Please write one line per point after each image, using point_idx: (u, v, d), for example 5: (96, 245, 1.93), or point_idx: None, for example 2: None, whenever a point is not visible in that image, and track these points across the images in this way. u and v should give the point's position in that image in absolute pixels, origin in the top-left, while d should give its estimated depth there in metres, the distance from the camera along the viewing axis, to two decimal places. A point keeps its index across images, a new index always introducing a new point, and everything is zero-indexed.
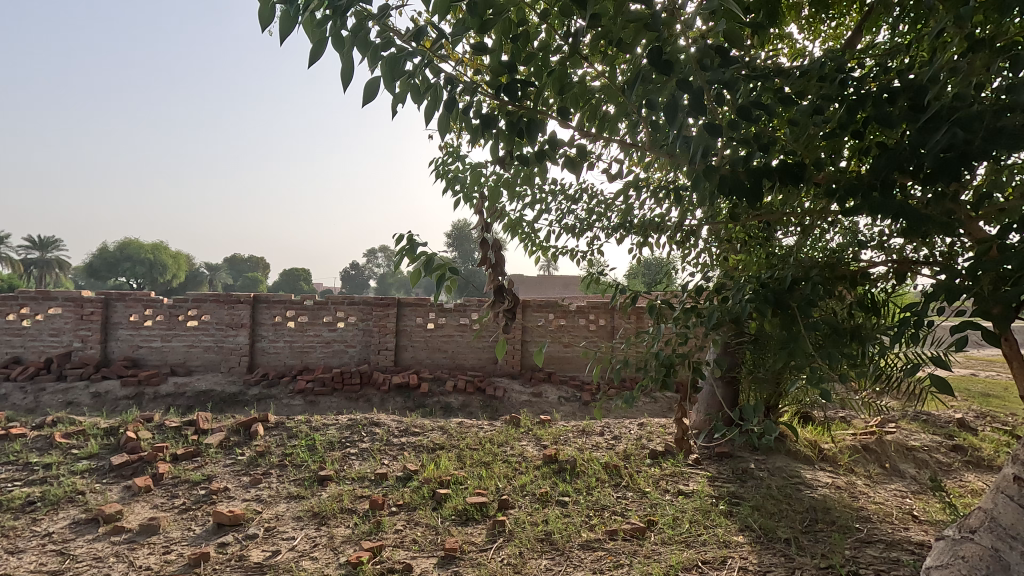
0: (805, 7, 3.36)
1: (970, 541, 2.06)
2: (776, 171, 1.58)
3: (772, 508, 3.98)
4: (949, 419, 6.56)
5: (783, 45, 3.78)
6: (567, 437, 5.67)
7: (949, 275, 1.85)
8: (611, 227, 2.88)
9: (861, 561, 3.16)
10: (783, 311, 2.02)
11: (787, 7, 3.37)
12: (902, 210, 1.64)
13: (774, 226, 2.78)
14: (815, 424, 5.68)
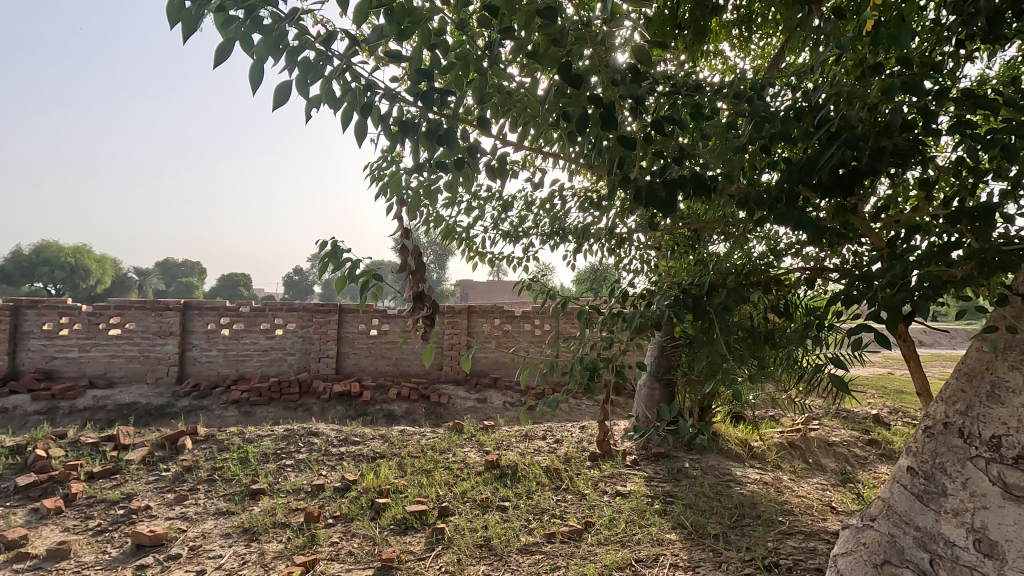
0: (734, 27, 3.55)
1: (871, 528, 2.24)
2: (687, 182, 1.65)
3: (703, 505, 4.14)
4: (865, 415, 7.05)
5: (717, 62, 3.98)
6: (509, 443, 5.71)
7: (847, 282, 2.00)
8: (545, 233, 2.91)
9: (782, 552, 3.33)
10: (701, 316, 2.11)
11: (718, 27, 3.55)
12: (802, 222, 1.75)
13: (702, 234, 2.88)
14: (745, 423, 5.96)
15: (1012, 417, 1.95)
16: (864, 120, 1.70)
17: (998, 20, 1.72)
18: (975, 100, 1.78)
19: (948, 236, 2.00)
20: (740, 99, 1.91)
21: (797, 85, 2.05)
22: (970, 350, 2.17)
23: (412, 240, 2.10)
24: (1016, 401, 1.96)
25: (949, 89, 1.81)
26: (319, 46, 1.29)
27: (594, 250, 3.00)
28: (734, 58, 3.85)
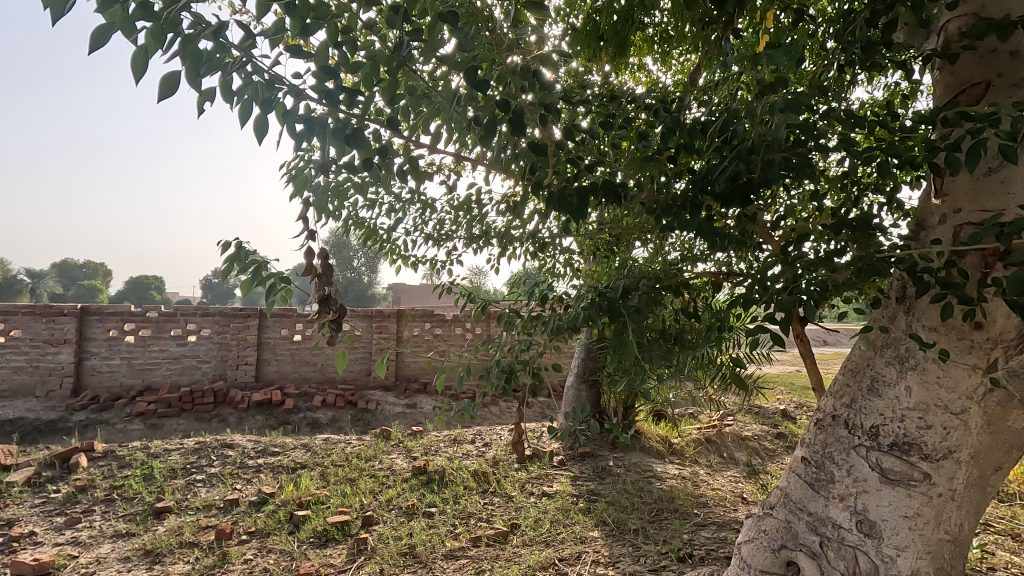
0: (656, 43, 3.71)
1: (769, 516, 2.41)
2: (599, 190, 1.72)
3: (625, 502, 4.28)
4: (775, 410, 7.55)
5: (640, 75, 4.15)
6: (437, 448, 5.66)
7: (746, 286, 2.15)
8: (468, 236, 2.90)
9: (695, 543, 3.50)
10: (615, 319, 2.19)
11: (641, 42, 3.70)
12: (703, 228, 1.85)
13: (622, 240, 2.98)
14: (666, 420, 6.23)
15: (887, 409, 2.15)
16: (758, 135, 1.84)
17: (870, 50, 1.91)
18: (853, 121, 1.96)
19: (832, 243, 2.19)
20: (650, 111, 2.01)
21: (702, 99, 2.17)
22: (853, 349, 2.36)
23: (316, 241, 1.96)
24: (891, 394, 2.15)
25: (832, 109, 1.99)
26: (214, 37, 1.20)
27: (518, 257, 3.01)
28: (656, 73, 4.03)
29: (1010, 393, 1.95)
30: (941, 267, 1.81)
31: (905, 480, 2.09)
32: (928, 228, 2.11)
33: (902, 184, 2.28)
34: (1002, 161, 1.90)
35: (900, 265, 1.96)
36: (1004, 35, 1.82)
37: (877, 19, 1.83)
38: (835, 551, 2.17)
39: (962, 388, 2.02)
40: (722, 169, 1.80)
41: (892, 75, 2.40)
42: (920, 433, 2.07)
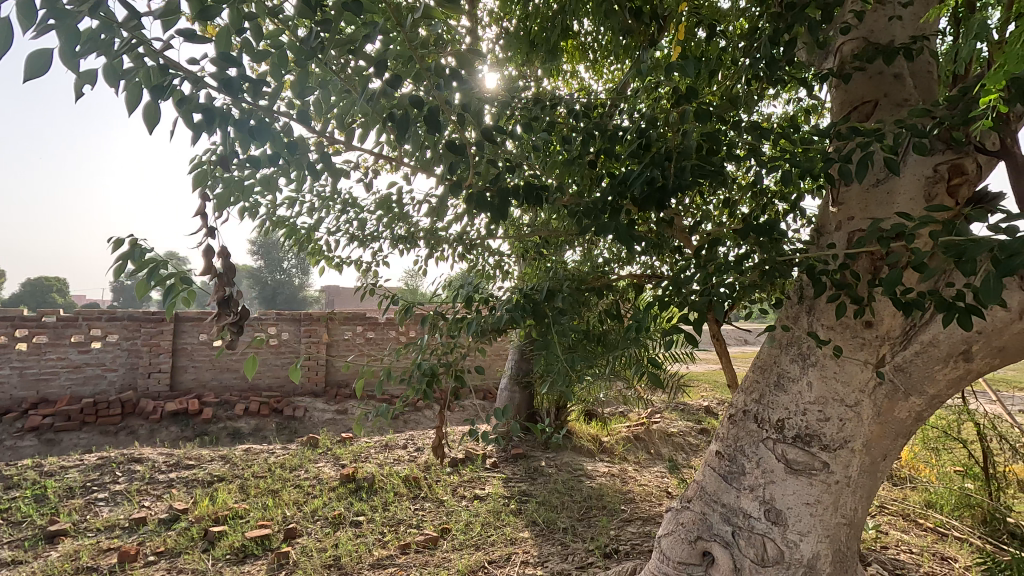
0: (587, 51, 3.80)
1: (687, 509, 2.51)
2: (520, 192, 1.75)
3: (555, 501, 4.34)
4: (699, 406, 7.90)
5: (573, 81, 4.23)
6: (367, 454, 5.51)
7: (663, 288, 2.25)
8: (395, 237, 2.84)
9: (621, 538, 3.60)
10: (539, 320, 2.21)
11: (573, 49, 3.78)
12: (620, 231, 1.90)
13: (551, 244, 3.02)
14: (597, 419, 6.39)
15: (791, 403, 2.29)
16: (672, 143, 1.92)
17: (773, 66, 2.04)
18: (759, 132, 2.08)
19: (742, 247, 2.32)
20: (571, 116, 2.04)
21: (623, 105, 2.23)
22: (762, 347, 2.50)
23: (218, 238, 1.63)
24: (794, 389, 2.29)
25: (740, 121, 2.10)
26: (95, 14, 1.09)
27: (446, 260, 2.97)
28: (587, 80, 4.12)
29: (895, 385, 2.12)
30: (836, 269, 1.95)
31: (807, 469, 2.23)
32: (826, 234, 2.28)
33: (804, 192, 2.44)
34: (887, 173, 2.08)
35: (799, 268, 2.11)
36: (889, 58, 1.99)
37: (780, 38, 1.96)
38: (745, 540, 2.29)
39: (855, 382, 2.18)
40: (638, 175, 1.88)
41: (796, 91, 2.57)
42: (820, 425, 2.22)
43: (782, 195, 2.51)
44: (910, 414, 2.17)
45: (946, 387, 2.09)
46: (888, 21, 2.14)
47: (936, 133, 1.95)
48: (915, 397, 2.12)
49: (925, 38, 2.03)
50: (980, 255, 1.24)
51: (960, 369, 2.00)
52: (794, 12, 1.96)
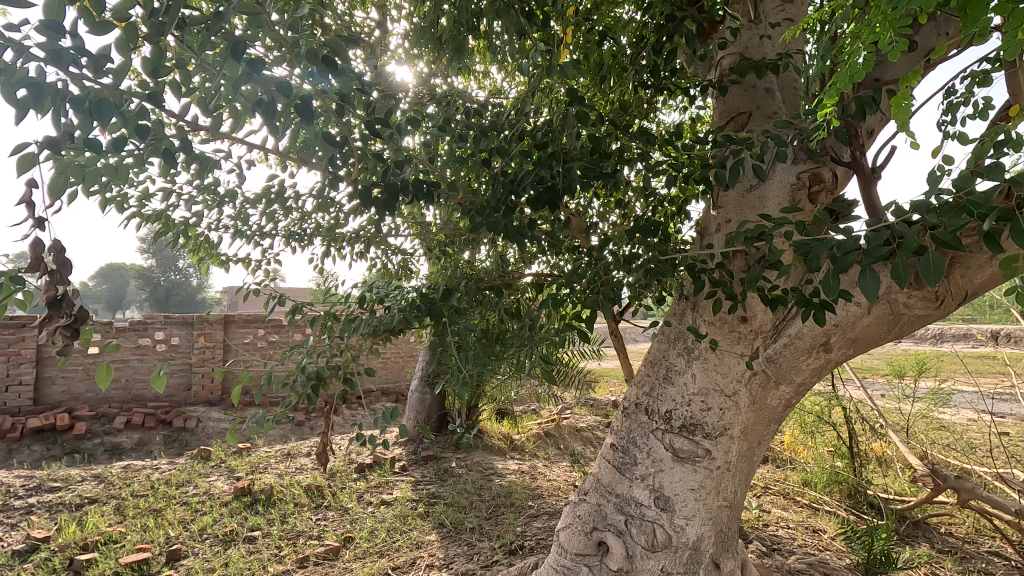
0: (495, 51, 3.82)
1: (584, 501, 2.60)
2: (408, 188, 1.72)
3: (464, 501, 4.32)
4: (607, 401, 8.19)
5: (481, 81, 4.23)
6: (266, 464, 5.19)
7: (558, 286, 2.29)
8: (286, 233, 2.67)
9: (526, 534, 3.66)
10: (435, 319, 2.18)
11: (481, 47, 3.78)
12: (509, 229, 1.90)
13: (455, 245, 2.99)
14: (508, 418, 6.45)
15: (678, 395, 2.41)
16: (563, 144, 1.97)
17: (658, 74, 2.15)
18: (646, 136, 2.18)
19: (632, 247, 2.41)
20: (465, 115, 2.04)
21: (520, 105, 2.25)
22: (652, 342, 2.62)
23: (51, 231, 1.43)
24: (680, 381, 2.42)
25: (628, 126, 2.20)
26: None
27: (343, 260, 2.83)
28: (496, 80, 4.14)
29: (767, 375, 2.30)
30: (713, 268, 2.08)
31: (691, 457, 2.36)
32: (708, 235, 2.43)
33: (689, 197, 2.60)
34: (758, 180, 2.26)
35: (681, 267, 2.23)
36: (759, 73, 2.17)
37: (662, 47, 2.06)
38: (637, 528, 2.39)
39: (733, 373, 2.34)
40: (530, 174, 1.92)
41: (683, 101, 2.72)
42: (702, 414, 2.36)
43: (670, 198, 2.66)
44: (781, 401, 2.37)
45: (810, 375, 2.28)
46: (760, 40, 2.33)
47: (798, 144, 2.15)
48: (785, 385, 2.31)
49: (790, 57, 2.22)
50: (821, 253, 1.39)
51: (821, 358, 2.21)
52: (676, 23, 2.07)
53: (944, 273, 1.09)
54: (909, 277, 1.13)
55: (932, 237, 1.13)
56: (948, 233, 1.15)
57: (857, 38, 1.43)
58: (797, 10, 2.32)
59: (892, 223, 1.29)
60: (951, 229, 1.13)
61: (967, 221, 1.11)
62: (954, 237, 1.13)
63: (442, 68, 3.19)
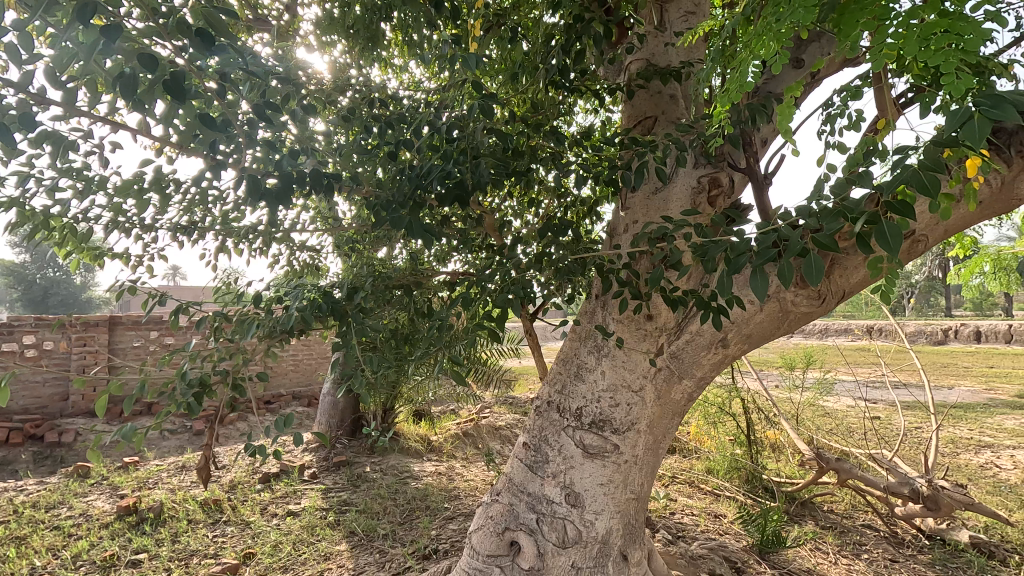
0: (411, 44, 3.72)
1: (497, 502, 2.58)
2: (305, 179, 1.61)
3: (377, 507, 4.18)
4: (526, 399, 8.28)
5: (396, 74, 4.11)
6: (157, 479, 4.75)
7: (469, 285, 2.24)
8: (171, 225, 2.42)
9: (442, 537, 3.60)
10: (339, 318, 2.07)
11: (395, 39, 3.66)
12: (415, 225, 1.82)
13: (366, 243, 2.88)
14: (425, 419, 6.34)
15: (589, 391, 2.45)
16: (473, 139, 1.93)
17: (568, 74, 2.18)
18: (557, 136, 2.19)
19: (545, 246, 2.41)
20: (370, 107, 1.95)
21: (431, 99, 2.19)
22: (564, 340, 2.65)
23: None
24: (591, 378, 2.46)
25: (539, 125, 2.20)
26: None
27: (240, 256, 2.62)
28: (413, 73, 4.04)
29: (671, 370, 2.40)
30: (621, 268, 2.13)
31: (601, 452, 2.41)
32: (617, 236, 2.49)
33: (600, 198, 2.66)
34: (662, 183, 2.33)
35: (591, 267, 2.26)
36: (664, 79, 2.25)
37: (572, 47, 2.09)
38: (548, 525, 2.41)
39: (640, 369, 2.41)
40: (438, 169, 1.86)
41: (595, 102, 2.77)
42: (611, 410, 2.41)
43: (582, 198, 2.70)
44: (684, 395, 2.47)
45: (710, 369, 2.40)
46: (664, 47, 2.42)
47: (698, 149, 2.25)
48: (687, 379, 2.41)
49: (691, 65, 2.33)
50: (716, 254, 1.44)
51: (719, 354, 2.32)
52: (585, 24, 2.10)
53: (821, 272, 1.13)
54: (790, 276, 1.17)
55: (811, 238, 1.18)
56: (826, 235, 1.21)
57: (748, 48, 1.50)
58: (699, 21, 2.44)
59: (778, 226, 1.35)
60: (829, 231, 1.19)
61: (842, 225, 1.17)
62: (832, 239, 1.19)
63: (355, 57, 3.06)
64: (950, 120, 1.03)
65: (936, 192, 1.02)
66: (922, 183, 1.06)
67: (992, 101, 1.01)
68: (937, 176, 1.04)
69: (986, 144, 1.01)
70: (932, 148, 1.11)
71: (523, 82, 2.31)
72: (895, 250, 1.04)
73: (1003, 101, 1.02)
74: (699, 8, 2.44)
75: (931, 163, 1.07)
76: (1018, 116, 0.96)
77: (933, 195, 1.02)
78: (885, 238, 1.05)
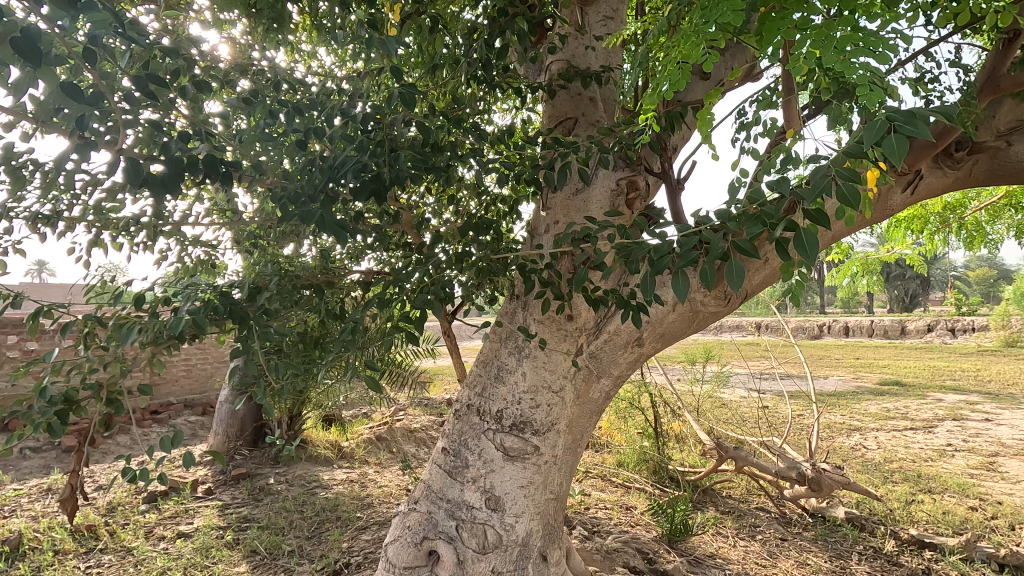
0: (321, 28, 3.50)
1: (414, 511, 2.49)
2: (201, 167, 1.43)
3: (281, 522, 3.90)
4: (441, 400, 8.14)
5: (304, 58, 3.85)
6: (14, 506, 4.13)
7: (386, 284, 2.12)
8: (27, 215, 2.07)
9: (354, 549, 3.42)
10: (238, 322, 1.88)
11: (303, 20, 3.42)
12: (327, 221, 1.67)
13: (270, 238, 2.65)
14: (336, 424, 6.03)
15: (508, 394, 2.42)
16: (391, 131, 1.82)
17: (490, 70, 2.12)
18: (478, 133, 2.11)
19: (465, 245, 2.33)
20: (275, 90, 1.78)
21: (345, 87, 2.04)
22: (483, 341, 2.59)
23: None
24: (511, 380, 2.43)
25: (460, 120, 2.12)
26: None
27: (118, 252, 2.31)
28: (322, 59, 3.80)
29: (590, 370, 2.43)
30: (543, 268, 2.10)
31: (521, 454, 2.38)
32: (537, 236, 2.47)
33: (520, 198, 2.64)
34: (583, 184, 2.34)
35: (512, 267, 2.22)
36: (584, 81, 2.25)
37: (494, 42, 2.04)
38: (468, 531, 2.35)
39: (560, 370, 2.41)
40: (351, 161, 1.73)
41: (516, 101, 2.74)
42: (531, 411, 2.39)
43: (502, 197, 2.66)
44: (601, 394, 2.51)
45: (626, 367, 2.45)
46: (585, 50, 2.43)
47: (618, 152, 2.27)
48: (605, 378, 2.46)
49: (610, 70, 2.36)
50: (640, 255, 1.44)
51: (635, 353, 2.40)
52: (508, 20, 2.06)
53: (744, 276, 1.14)
54: (714, 280, 1.17)
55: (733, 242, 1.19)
56: (747, 238, 1.23)
57: (673, 51, 1.52)
58: (617, 27, 2.48)
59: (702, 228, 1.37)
60: (749, 235, 1.20)
61: (762, 229, 1.19)
62: (753, 243, 1.21)
63: (258, 37, 2.81)
64: (866, 133, 1.06)
65: (851, 202, 1.05)
66: (839, 192, 1.09)
67: (905, 114, 1.04)
68: (852, 187, 1.07)
69: (898, 158, 1.05)
70: (848, 158, 1.15)
71: (443, 75, 2.22)
72: (813, 256, 1.06)
73: (915, 115, 1.06)
74: (617, 14, 2.48)
75: (848, 172, 1.10)
76: (928, 132, 1.00)
77: (848, 205, 1.05)
78: (804, 246, 1.07)
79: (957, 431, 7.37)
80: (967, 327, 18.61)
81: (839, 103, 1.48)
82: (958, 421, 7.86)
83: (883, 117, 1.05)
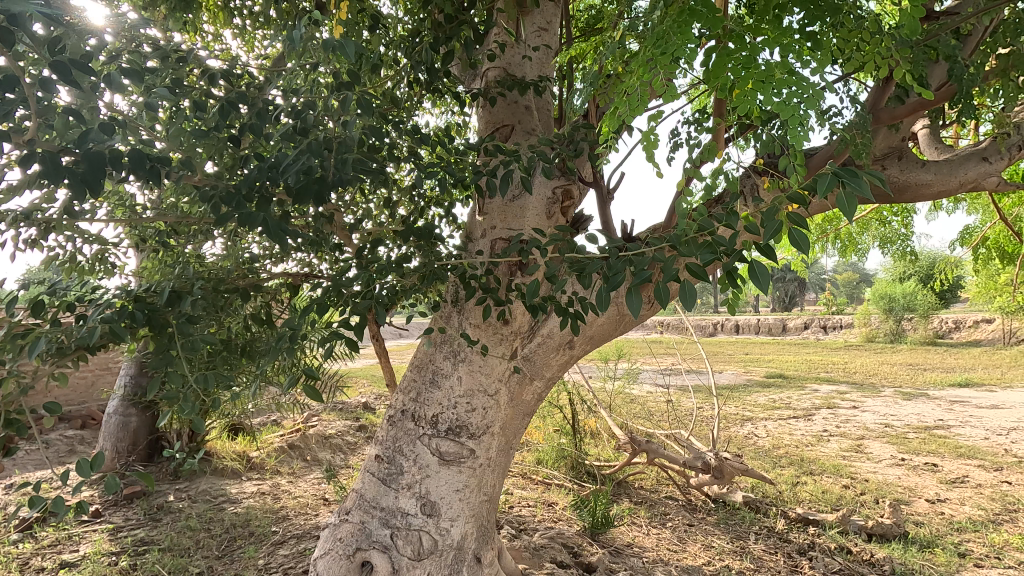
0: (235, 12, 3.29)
1: (346, 522, 2.42)
2: (121, 163, 1.29)
3: (186, 543, 3.61)
4: (356, 403, 7.87)
5: (215, 42, 3.59)
6: None
7: (321, 287, 2.03)
8: None
9: (271, 566, 3.24)
10: (156, 330, 1.73)
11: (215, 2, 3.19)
12: (268, 222, 1.57)
13: (182, 236, 2.45)
14: (243, 433, 5.64)
15: (443, 398, 2.41)
16: (332, 131, 1.75)
17: (432, 73, 2.11)
18: (420, 136, 2.10)
19: (403, 249, 2.29)
20: (206, 81, 1.66)
21: (279, 81, 1.95)
22: (418, 346, 2.56)
23: None
24: (446, 385, 2.42)
25: (402, 122, 2.09)
26: None
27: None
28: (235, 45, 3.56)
29: (523, 373, 2.48)
30: (483, 274, 2.12)
31: (456, 458, 2.39)
32: (473, 240, 2.49)
33: (455, 201, 2.63)
34: (522, 191, 2.40)
35: (451, 272, 2.21)
36: (522, 90, 2.31)
37: (438, 45, 2.04)
38: (402, 539, 2.32)
39: (495, 373, 2.45)
40: (293, 162, 1.62)
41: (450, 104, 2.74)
42: (467, 415, 2.40)
43: (437, 201, 2.66)
44: (534, 395, 2.57)
45: (558, 369, 2.54)
46: (521, 59, 2.49)
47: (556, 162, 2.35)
48: (538, 380, 2.53)
49: (546, 80, 2.44)
50: (592, 269, 1.48)
51: (566, 355, 2.49)
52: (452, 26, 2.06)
53: (695, 299, 1.20)
54: (667, 302, 1.24)
55: (687, 267, 1.26)
56: (699, 264, 1.30)
57: (627, 74, 1.62)
58: (551, 39, 2.57)
59: (652, 251, 1.43)
60: (701, 261, 1.27)
61: (713, 257, 1.26)
62: (704, 269, 1.28)
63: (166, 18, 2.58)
64: (817, 180, 1.13)
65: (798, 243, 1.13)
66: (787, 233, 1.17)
67: (849, 172, 1.12)
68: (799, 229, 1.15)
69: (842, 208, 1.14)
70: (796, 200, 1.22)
71: (382, 74, 2.18)
72: (760, 288, 1.15)
73: (857, 173, 1.14)
74: (551, 26, 2.58)
75: (798, 213, 1.18)
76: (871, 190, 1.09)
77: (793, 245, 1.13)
78: (754, 277, 1.15)
79: (831, 418, 8.29)
80: (836, 325, 20.95)
81: (767, 130, 1.64)
82: (831, 409, 8.84)
83: (831, 173, 1.12)
